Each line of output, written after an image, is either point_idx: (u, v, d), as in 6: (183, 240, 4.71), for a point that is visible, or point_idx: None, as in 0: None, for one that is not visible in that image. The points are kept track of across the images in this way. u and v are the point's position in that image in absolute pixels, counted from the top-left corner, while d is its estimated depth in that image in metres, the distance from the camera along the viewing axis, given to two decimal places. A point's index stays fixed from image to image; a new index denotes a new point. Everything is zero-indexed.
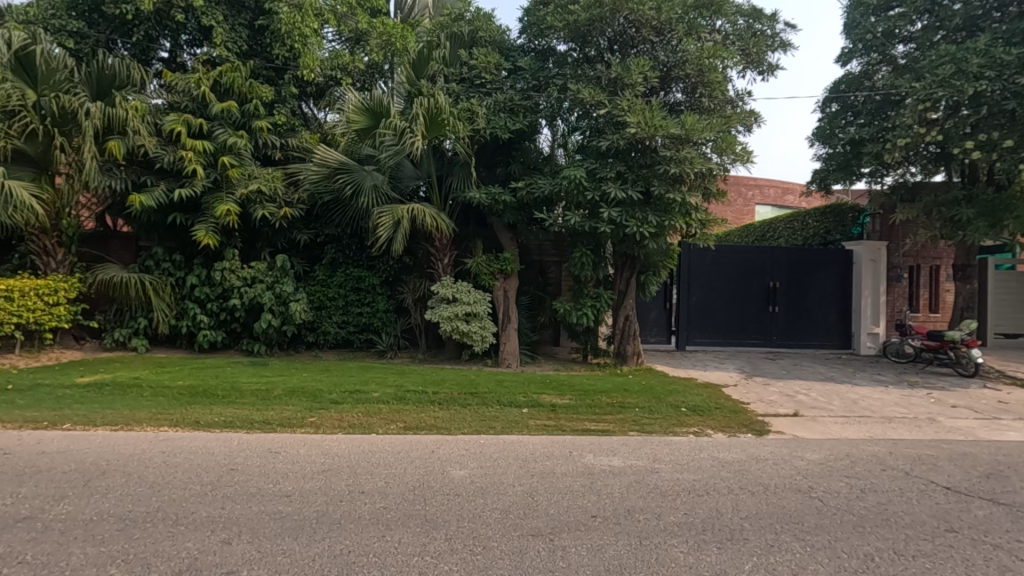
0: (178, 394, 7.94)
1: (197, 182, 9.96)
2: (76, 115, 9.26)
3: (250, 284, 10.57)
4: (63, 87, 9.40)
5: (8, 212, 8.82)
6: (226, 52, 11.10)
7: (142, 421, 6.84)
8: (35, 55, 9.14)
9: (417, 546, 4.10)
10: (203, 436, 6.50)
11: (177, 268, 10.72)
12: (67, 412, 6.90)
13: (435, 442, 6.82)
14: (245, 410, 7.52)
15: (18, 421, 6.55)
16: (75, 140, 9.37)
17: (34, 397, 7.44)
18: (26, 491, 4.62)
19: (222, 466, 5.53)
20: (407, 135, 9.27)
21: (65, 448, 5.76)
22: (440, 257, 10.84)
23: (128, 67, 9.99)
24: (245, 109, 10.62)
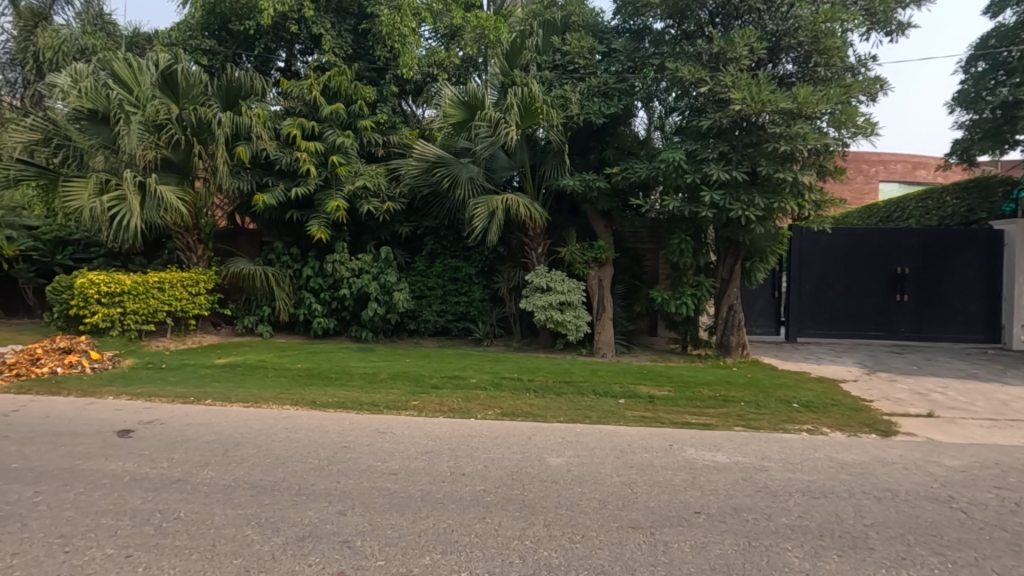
0: (298, 376, 8.70)
1: (311, 180, 10.80)
2: (211, 125, 10.31)
3: (358, 275, 11.29)
4: (199, 99, 10.45)
5: (159, 213, 10.02)
6: (334, 57, 11.85)
7: (268, 399, 7.56)
8: (176, 73, 10.20)
9: (516, 530, 4.17)
10: (319, 415, 7.07)
11: (294, 261, 11.67)
12: (208, 390, 7.79)
13: (531, 429, 6.90)
14: (355, 392, 8.06)
15: (170, 396, 7.48)
16: (210, 147, 10.44)
17: (182, 375, 8.47)
18: (178, 457, 5.27)
19: (336, 443, 5.98)
20: (502, 126, 9.37)
21: (207, 421, 6.50)
22: (534, 246, 10.87)
23: (251, 78, 10.99)
24: (351, 110, 11.32)
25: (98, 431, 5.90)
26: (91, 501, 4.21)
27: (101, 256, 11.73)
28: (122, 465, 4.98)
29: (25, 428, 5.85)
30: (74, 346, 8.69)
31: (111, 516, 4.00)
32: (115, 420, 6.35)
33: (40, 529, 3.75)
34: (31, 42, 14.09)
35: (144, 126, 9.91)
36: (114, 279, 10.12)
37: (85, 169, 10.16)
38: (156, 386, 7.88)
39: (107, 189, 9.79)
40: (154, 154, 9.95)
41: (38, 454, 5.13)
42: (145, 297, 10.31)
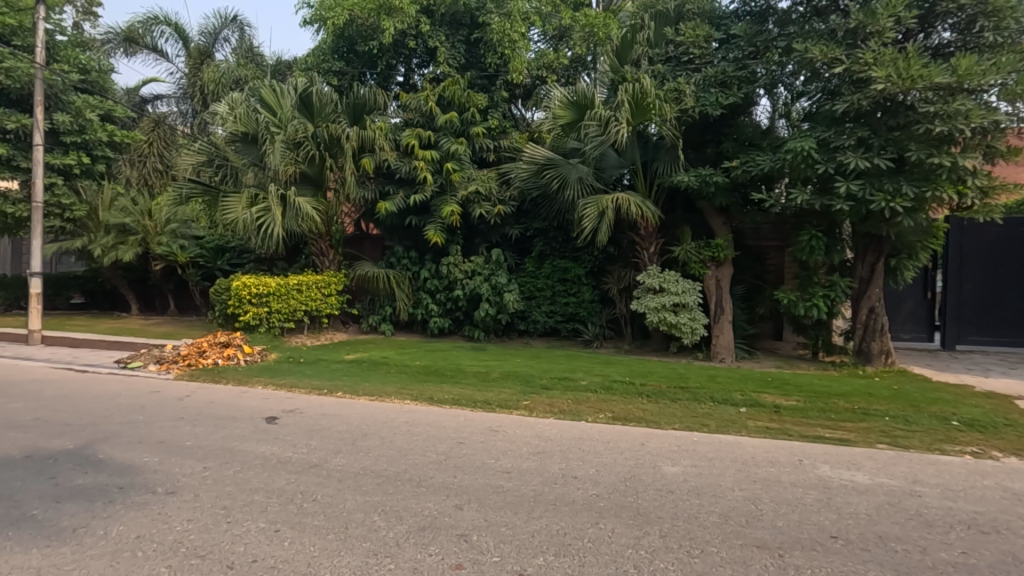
0: (416, 372, 9.21)
1: (428, 187, 11.38)
2: (340, 140, 11.26)
3: (471, 276, 11.70)
4: (330, 117, 11.45)
5: (298, 222, 11.11)
6: (448, 68, 12.40)
7: (391, 393, 8.09)
8: (312, 95, 11.28)
9: (630, 538, 4.06)
10: (436, 410, 7.43)
11: (413, 263, 12.37)
12: (339, 383, 8.51)
13: (644, 434, 6.69)
14: (469, 390, 8.36)
15: (308, 387, 8.28)
16: (339, 160, 11.41)
17: (317, 368, 9.33)
18: (315, 443, 5.81)
19: (452, 439, 6.24)
20: (612, 124, 9.23)
21: (339, 412, 7.09)
22: (646, 246, 10.54)
23: (375, 94, 11.82)
24: (464, 117, 11.76)
25: (250, 417, 6.68)
26: (246, 479, 4.77)
27: (250, 262, 13.18)
28: (270, 449, 5.59)
29: (195, 411, 6.77)
30: (231, 341, 9.90)
31: (262, 494, 4.49)
32: (264, 408, 7.14)
33: (208, 500, 4.31)
34: (198, 77, 16.40)
35: (285, 144, 11.04)
36: (262, 282, 11.31)
37: (239, 185, 11.50)
38: (296, 378, 8.76)
39: (256, 202, 11.02)
40: (293, 169, 11.04)
41: (205, 434, 5.91)
42: (286, 297, 11.41)
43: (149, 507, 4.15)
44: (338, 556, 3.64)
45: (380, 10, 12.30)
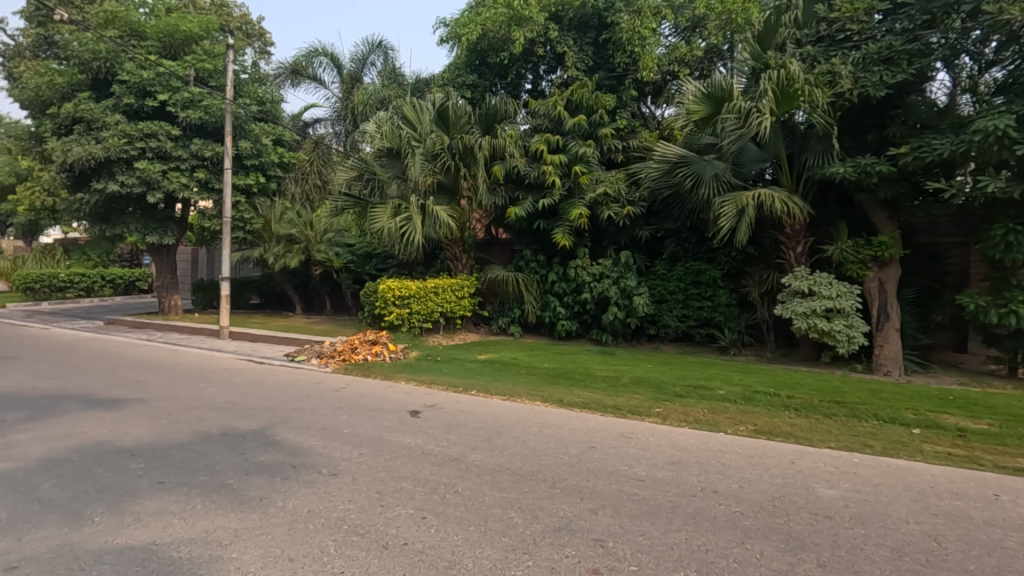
0: (545, 375, 9.32)
1: (556, 191, 11.51)
2: (473, 150, 11.79)
3: (599, 279, 11.59)
4: (464, 128, 12.02)
5: (435, 229, 11.81)
6: (576, 71, 12.48)
7: (522, 394, 8.28)
8: (448, 109, 11.94)
9: (783, 564, 3.72)
10: (567, 413, 7.45)
11: (541, 266, 12.56)
12: (473, 382, 8.89)
13: (794, 452, 6.12)
14: (598, 394, 8.28)
15: (445, 385, 8.75)
16: (472, 169, 11.94)
17: (453, 367, 9.85)
18: (454, 438, 6.13)
19: (584, 443, 6.21)
20: (753, 116, 8.57)
21: (474, 410, 7.41)
22: (792, 245, 9.65)
23: (505, 103, 12.21)
24: (592, 119, 11.74)
25: (396, 410, 7.23)
26: (395, 467, 5.17)
27: (394, 267, 14.46)
28: (414, 440, 6.00)
29: (349, 402, 7.50)
30: (378, 339, 10.80)
31: (410, 482, 4.83)
32: (407, 402, 7.70)
33: (364, 484, 4.74)
34: (349, 100, 18.37)
35: (424, 157, 11.78)
36: (405, 285, 12.09)
37: (384, 196, 12.46)
38: (436, 375, 9.32)
39: (399, 212, 11.87)
40: (431, 179, 11.75)
41: (359, 424, 6.51)
42: (424, 300, 12.13)
43: (317, 485, 4.66)
44: (479, 547, 3.79)
45: (510, 21, 12.57)
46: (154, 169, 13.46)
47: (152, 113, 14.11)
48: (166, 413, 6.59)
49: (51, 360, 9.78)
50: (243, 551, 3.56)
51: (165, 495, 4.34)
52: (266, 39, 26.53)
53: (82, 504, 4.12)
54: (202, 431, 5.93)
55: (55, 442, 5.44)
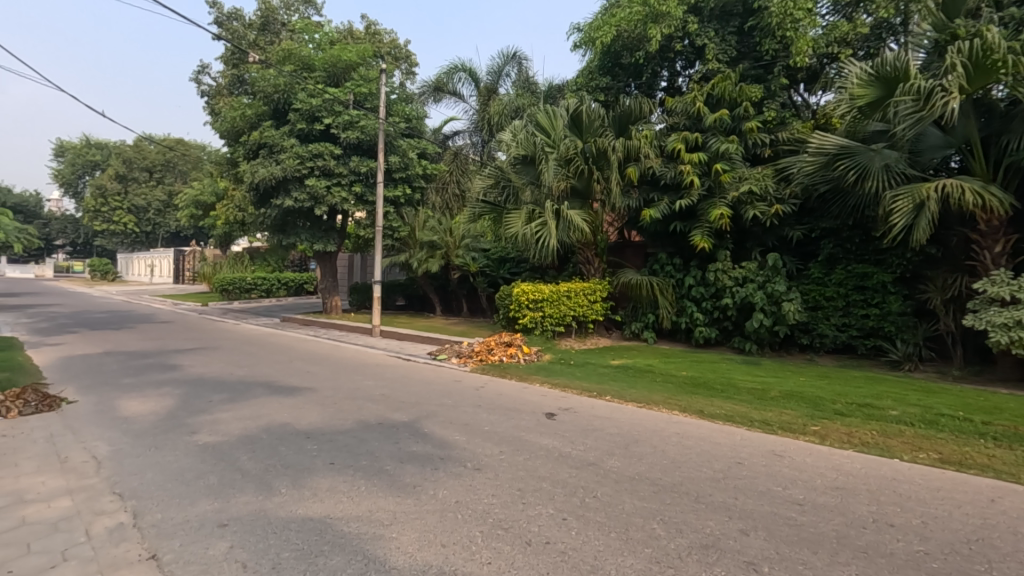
0: (683, 383, 8.91)
1: (694, 191, 10.99)
2: (607, 153, 11.68)
3: (742, 284, 10.85)
4: (598, 132, 11.97)
5: (569, 234, 11.91)
6: (717, 64, 11.87)
7: (659, 402, 7.98)
8: (582, 114, 12.02)
9: None
10: (708, 425, 7.05)
11: (677, 270, 12.06)
12: (607, 387, 8.77)
13: (994, 489, 5.16)
14: (744, 407, 7.71)
15: (579, 389, 8.73)
16: (606, 172, 11.83)
17: (587, 371, 9.83)
18: (591, 443, 6.10)
19: (730, 458, 5.82)
20: (937, 95, 7.35)
21: (609, 416, 7.32)
22: (987, 245, 8.21)
23: (641, 103, 11.98)
24: (736, 113, 11.12)
25: (533, 411, 7.39)
26: (534, 467, 5.28)
27: (527, 271, 14.84)
28: (551, 442, 6.08)
29: (488, 401, 7.83)
30: (513, 341, 11.13)
31: (549, 482, 4.90)
32: (542, 404, 7.83)
33: (506, 480, 4.91)
34: (486, 112, 19.34)
35: (558, 162, 11.89)
36: (538, 289, 12.24)
37: (519, 202, 12.74)
38: (569, 379, 9.35)
39: (534, 217, 12.09)
40: (565, 184, 11.83)
41: (498, 422, 6.76)
42: (558, 303, 12.24)
43: (463, 478, 4.92)
44: (622, 555, 3.72)
45: (646, 19, 12.22)
46: (321, 185, 15.22)
47: (318, 135, 15.92)
48: (332, 402, 7.40)
49: (242, 351, 11.48)
50: (401, 532, 3.87)
51: (334, 475, 4.87)
52: (412, 60, 28.75)
53: (271, 476, 4.78)
54: (362, 420, 6.57)
55: (249, 421, 6.38)
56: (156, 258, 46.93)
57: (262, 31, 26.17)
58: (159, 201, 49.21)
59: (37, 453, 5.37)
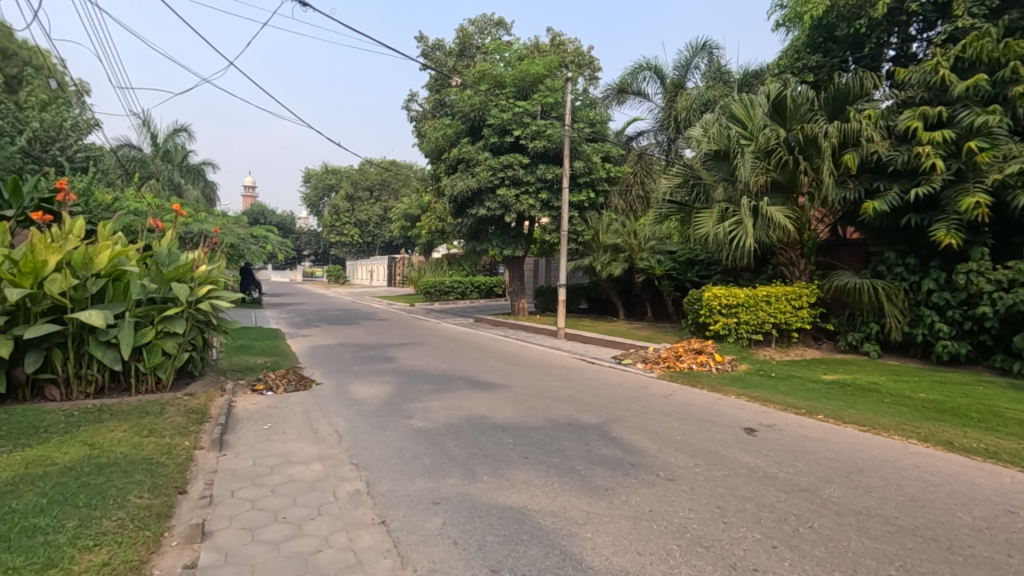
0: (921, 407, 7.44)
1: (937, 176, 9.19)
2: (818, 140, 10.38)
3: (1007, 288, 8.74)
4: (806, 117, 10.66)
5: (769, 233, 10.81)
6: (970, 19, 9.79)
7: (890, 428, 6.76)
8: (785, 100, 10.69)
9: None
10: (961, 461, 5.76)
11: (911, 272, 10.21)
12: (818, 405, 7.71)
13: None
14: (1014, 442, 6.14)
15: (784, 404, 7.81)
16: (816, 162, 10.53)
17: (792, 386, 8.77)
18: (802, 466, 5.41)
19: (997, 505, 4.67)
20: None
21: (823, 437, 6.44)
22: None
23: (861, 79, 10.45)
24: (999, 77, 9.12)
25: (729, 424, 6.84)
26: (735, 485, 4.87)
27: (718, 274, 13.89)
28: (754, 460, 5.55)
29: (679, 410, 7.47)
30: (704, 348, 10.46)
31: (754, 504, 4.47)
32: (740, 418, 7.21)
33: (703, 496, 4.61)
34: (673, 109, 18.72)
35: (756, 155, 10.89)
36: (731, 292, 11.29)
37: (710, 201, 11.93)
38: (770, 392, 8.45)
39: (727, 216, 11.22)
40: (765, 178, 10.77)
41: (692, 433, 6.40)
42: (755, 309, 11.10)
43: (656, 487, 4.76)
44: None
45: None
46: (510, 194, 16.25)
47: (509, 147, 16.91)
48: (523, 399, 7.77)
49: (444, 348, 12.71)
50: (596, 534, 3.87)
51: (529, 469, 5.09)
52: (595, 65, 29.03)
53: (474, 464, 5.18)
54: (552, 419, 6.77)
55: (453, 411, 7.02)
56: (375, 265, 54.64)
57: (460, 57, 28.82)
58: (377, 215, 57.21)
59: (298, 424, 6.60)
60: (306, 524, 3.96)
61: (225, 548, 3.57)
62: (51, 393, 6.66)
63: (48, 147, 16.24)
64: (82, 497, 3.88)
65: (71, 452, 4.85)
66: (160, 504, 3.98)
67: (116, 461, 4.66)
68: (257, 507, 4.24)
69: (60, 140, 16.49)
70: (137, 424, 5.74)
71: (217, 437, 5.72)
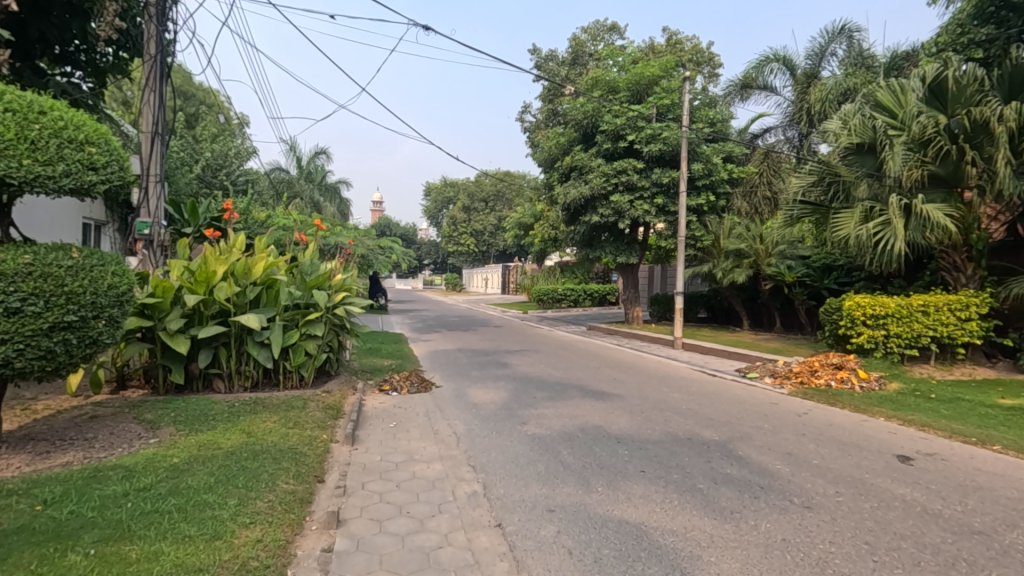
0: None
1: None
2: (989, 125, 8.95)
3: None
4: (974, 99, 9.24)
5: (925, 233, 9.49)
6: None
7: None
8: (946, 80, 9.36)
9: None
10: None
11: None
12: (995, 433, 6.58)
13: None
14: None
15: (947, 431, 6.78)
16: (987, 150, 9.10)
17: (958, 410, 7.58)
18: (975, 505, 4.63)
19: None
20: None
21: (1003, 472, 5.47)
22: None
23: None
24: None
25: (879, 450, 6.08)
26: (888, 520, 4.29)
27: (862, 280, 12.51)
28: (911, 493, 4.86)
29: (817, 431, 6.77)
30: (844, 363, 9.41)
31: (912, 544, 3.90)
32: (892, 443, 6.36)
33: (848, 529, 4.12)
34: (805, 101, 17.26)
35: (908, 146, 9.64)
36: (878, 301, 10.04)
37: (851, 200, 10.77)
38: (929, 416, 7.38)
39: (872, 216, 10.05)
40: (920, 172, 9.51)
41: (833, 457, 5.77)
42: (908, 320, 9.78)
43: (790, 514, 4.34)
44: None
45: None
46: (624, 200, 15.89)
47: (623, 152, 16.60)
48: (640, 410, 7.52)
49: (557, 355, 12.74)
50: (721, 559, 3.62)
51: (647, 484, 4.90)
52: (716, 62, 27.67)
53: (589, 474, 5.11)
54: (670, 433, 6.48)
55: (567, 419, 6.98)
56: (489, 273, 56.50)
57: (573, 65, 28.93)
58: (492, 225, 59.04)
59: (421, 424, 6.96)
60: (428, 520, 4.16)
61: (358, 536, 3.86)
62: (218, 386, 7.66)
63: (217, 173, 18.83)
64: (241, 479, 4.40)
65: (233, 439, 5.55)
66: (303, 491, 4.39)
67: (267, 449, 5.24)
68: (385, 500, 4.52)
69: (226, 167, 19.04)
70: (285, 417, 6.41)
71: (350, 432, 6.21)
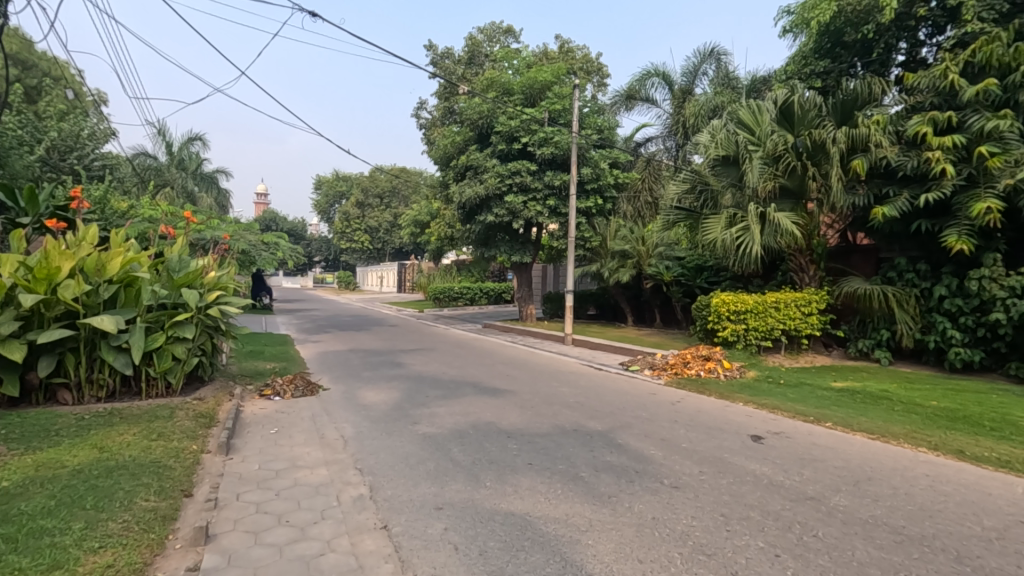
0: (933, 415, 7.34)
1: (947, 181, 9.36)
2: (826, 145, 10.35)
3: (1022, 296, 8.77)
4: (814, 122, 10.61)
5: (777, 238, 10.71)
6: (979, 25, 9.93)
7: (899, 435, 6.64)
8: (793, 104, 10.68)
9: None
10: (968, 469, 5.63)
11: (922, 278, 10.22)
12: (828, 412, 7.63)
13: None
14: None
15: (792, 412, 7.74)
16: (824, 167, 10.50)
17: (801, 393, 8.67)
18: (810, 474, 5.36)
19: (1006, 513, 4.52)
20: None
21: (832, 445, 6.37)
22: None
23: (869, 84, 10.54)
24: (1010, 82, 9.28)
25: (737, 432, 6.80)
26: (741, 493, 4.83)
27: (727, 279, 13.89)
28: (761, 468, 5.51)
29: (687, 417, 7.42)
30: (712, 355, 10.40)
31: (759, 512, 4.43)
32: (748, 425, 7.16)
33: (708, 504, 4.58)
34: (681, 115, 18.76)
35: (764, 161, 10.84)
36: (740, 298, 11.17)
37: (718, 207, 11.88)
38: (779, 400, 8.38)
39: (735, 222, 11.16)
40: (773, 184, 10.73)
41: (699, 440, 6.36)
42: (764, 315, 11.00)
43: (660, 495, 4.73)
44: None
45: None
46: (518, 201, 16.27)
47: (517, 154, 16.95)
48: (530, 405, 7.77)
49: (453, 353, 12.76)
50: (598, 541, 3.87)
51: (534, 475, 5.09)
52: (604, 71, 29.11)
53: (478, 469, 5.20)
54: (558, 425, 6.76)
55: (460, 417, 7.04)
56: (384, 270, 55.05)
57: (469, 64, 29.03)
58: (387, 222, 57.54)
59: (306, 429, 6.65)
60: (310, 528, 4.00)
61: (230, 551, 3.61)
62: (64, 397, 6.77)
63: (66, 156, 16.60)
64: (89, 500, 3.94)
65: (82, 455, 4.94)
66: (166, 507, 4.02)
67: (124, 464, 4.73)
68: (262, 510, 4.28)
69: (77, 149, 16.86)
70: (147, 428, 5.83)
71: (224, 441, 5.76)
